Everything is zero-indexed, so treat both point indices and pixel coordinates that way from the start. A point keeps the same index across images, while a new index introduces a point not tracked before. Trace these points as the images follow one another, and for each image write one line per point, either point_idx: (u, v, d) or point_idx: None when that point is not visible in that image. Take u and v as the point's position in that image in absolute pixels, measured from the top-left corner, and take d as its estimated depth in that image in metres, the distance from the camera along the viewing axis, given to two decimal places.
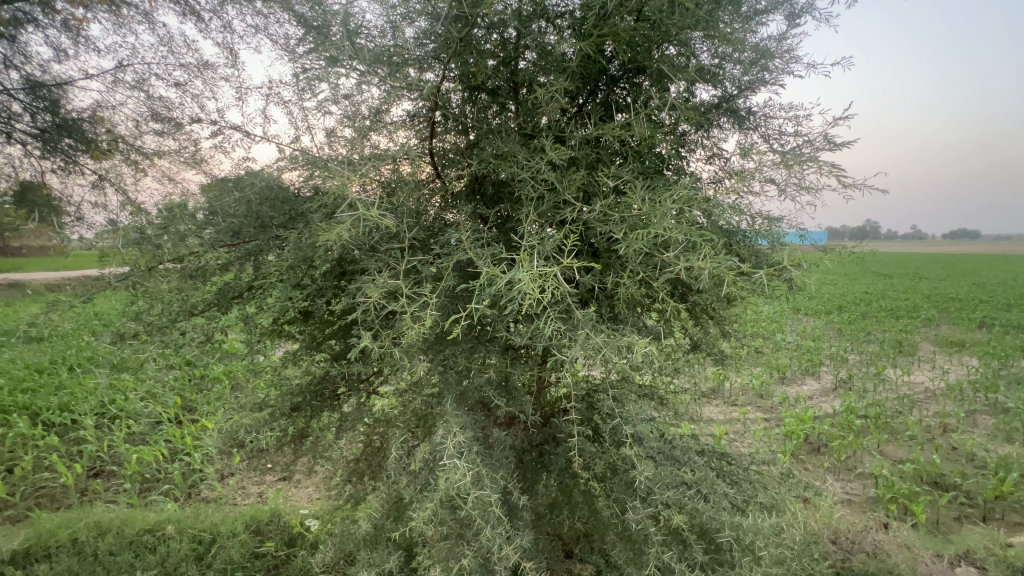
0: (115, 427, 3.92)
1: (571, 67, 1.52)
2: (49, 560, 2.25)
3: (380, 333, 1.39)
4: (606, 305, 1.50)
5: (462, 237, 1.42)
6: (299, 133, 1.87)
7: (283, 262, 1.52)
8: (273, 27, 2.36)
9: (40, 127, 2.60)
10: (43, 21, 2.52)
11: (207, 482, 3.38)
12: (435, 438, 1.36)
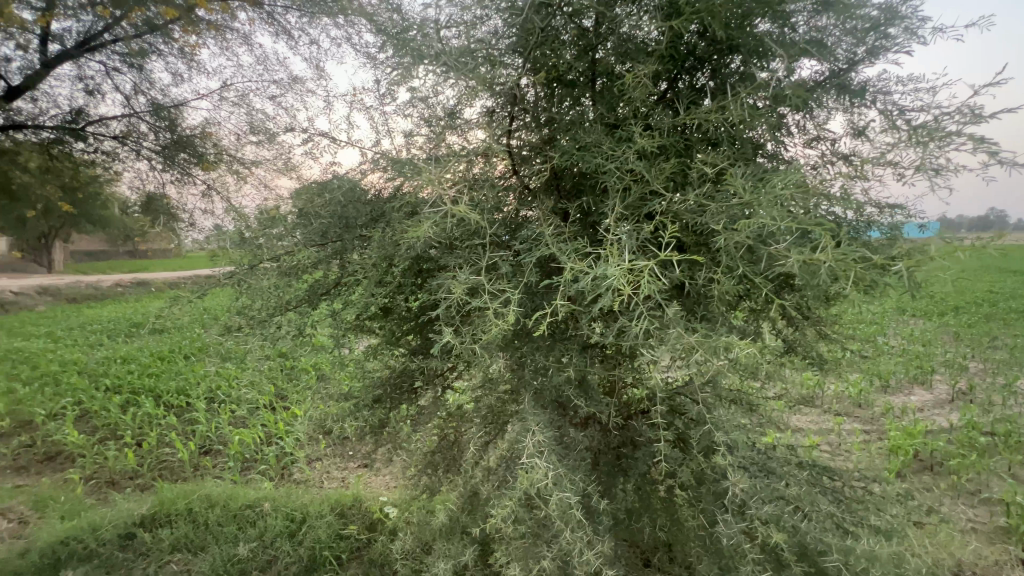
0: (221, 411, 4.37)
1: (659, 51, 1.48)
2: (170, 526, 2.54)
3: (460, 328, 1.41)
4: (697, 302, 1.42)
5: (544, 231, 1.41)
6: (379, 137, 1.95)
7: (367, 260, 1.59)
8: (358, 36, 2.49)
9: (162, 146, 2.95)
10: (164, 50, 2.84)
11: (298, 465, 3.67)
12: (513, 436, 1.36)
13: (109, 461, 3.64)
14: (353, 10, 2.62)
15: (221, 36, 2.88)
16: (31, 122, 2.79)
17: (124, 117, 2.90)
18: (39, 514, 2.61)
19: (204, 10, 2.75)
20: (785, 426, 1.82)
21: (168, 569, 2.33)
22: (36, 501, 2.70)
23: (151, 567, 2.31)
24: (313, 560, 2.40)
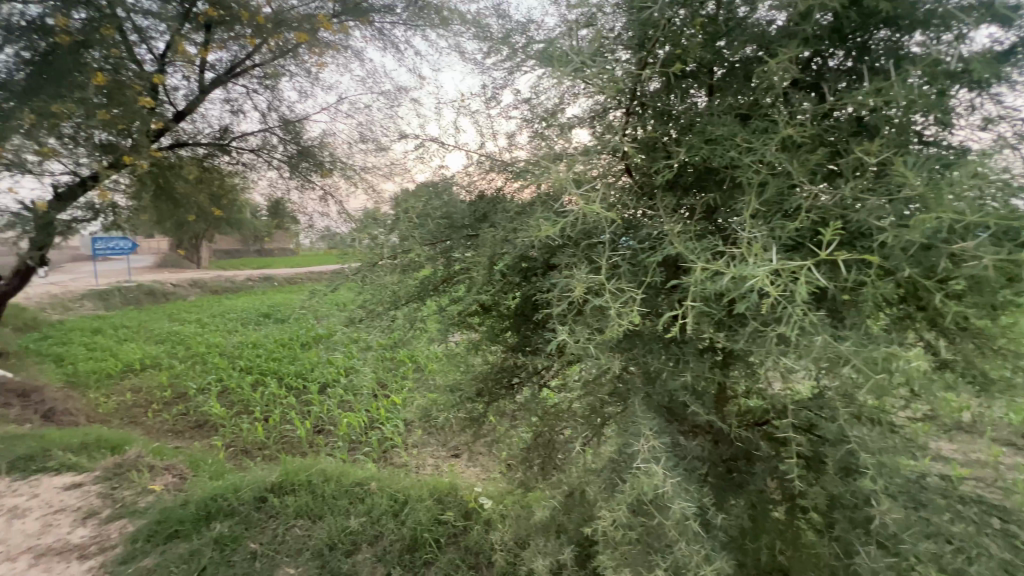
0: (331, 396, 4.82)
1: (803, 32, 1.36)
2: (293, 494, 2.81)
3: (576, 328, 1.40)
4: (843, 307, 1.30)
5: (671, 228, 1.35)
6: (485, 140, 2.02)
7: (478, 258, 1.64)
8: (464, 44, 2.61)
9: (287, 150, 4.26)
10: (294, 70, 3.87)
11: (397, 451, 3.93)
12: (626, 440, 1.35)
13: (244, 432, 4.16)
14: (459, 19, 2.75)
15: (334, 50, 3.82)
16: (193, 139, 4.35)
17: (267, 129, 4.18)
18: (192, 479, 3.10)
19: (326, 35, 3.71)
20: (939, 453, 1.60)
21: (293, 532, 2.59)
22: (189, 463, 3.37)
23: (279, 528, 2.60)
24: (415, 540, 2.54)
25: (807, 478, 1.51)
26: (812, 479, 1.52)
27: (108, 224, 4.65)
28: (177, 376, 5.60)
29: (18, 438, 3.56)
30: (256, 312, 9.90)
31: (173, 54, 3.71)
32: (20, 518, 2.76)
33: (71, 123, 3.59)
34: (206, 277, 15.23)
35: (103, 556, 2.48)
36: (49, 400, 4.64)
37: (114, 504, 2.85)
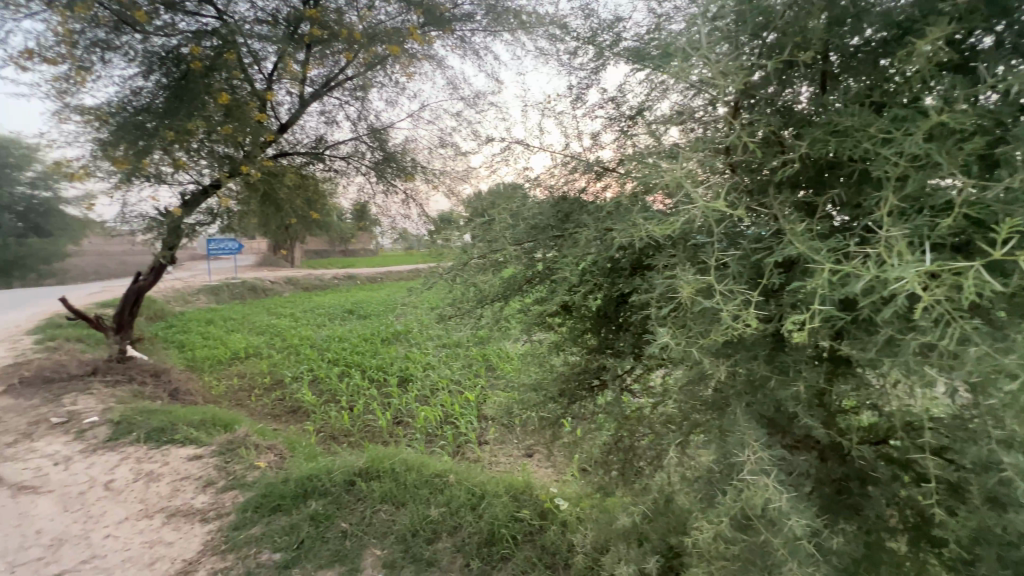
0: (410, 389, 5.07)
1: (948, 11, 1.23)
2: (378, 479, 2.99)
3: (679, 330, 1.34)
4: (999, 315, 1.15)
5: (790, 226, 1.26)
6: (572, 141, 2.03)
7: (570, 257, 1.61)
8: (548, 47, 2.64)
9: (374, 156, 4.61)
10: (381, 79, 4.27)
11: (469, 446, 4.04)
12: (730, 450, 1.30)
13: (332, 419, 4.48)
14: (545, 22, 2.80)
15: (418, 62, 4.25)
16: (294, 149, 4.83)
17: (356, 138, 4.55)
18: (291, 459, 3.40)
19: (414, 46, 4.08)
20: None
21: (379, 515, 2.74)
22: (287, 444, 3.70)
23: (366, 510, 2.77)
24: (492, 534, 2.59)
25: (938, 506, 1.37)
26: (945, 507, 1.38)
27: (223, 227, 5.24)
28: (274, 365, 6.16)
29: (152, 412, 4.10)
30: (339, 308, 10.63)
31: (282, 72, 4.14)
32: (154, 482, 3.17)
33: (199, 139, 4.10)
34: (296, 275, 16.58)
35: (219, 521, 2.78)
36: (173, 381, 5.30)
37: (227, 476, 3.19)
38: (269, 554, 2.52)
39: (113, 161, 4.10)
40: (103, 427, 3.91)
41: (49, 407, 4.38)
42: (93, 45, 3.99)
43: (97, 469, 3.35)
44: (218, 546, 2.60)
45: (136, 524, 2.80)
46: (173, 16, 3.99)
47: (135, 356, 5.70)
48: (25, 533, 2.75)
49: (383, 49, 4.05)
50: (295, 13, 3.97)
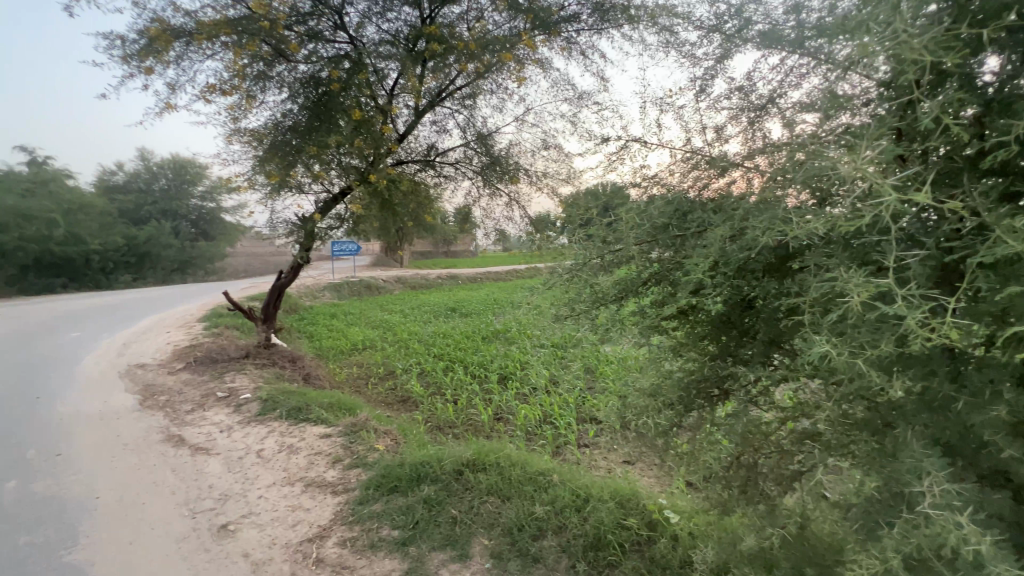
0: (510, 387, 5.20)
1: None
2: (484, 471, 3.11)
3: (845, 336, 1.25)
4: None
5: (999, 222, 1.10)
6: (697, 137, 1.95)
7: (703, 255, 1.55)
8: (668, 39, 2.56)
9: (480, 160, 4.96)
10: (490, 83, 4.64)
11: (568, 447, 4.04)
12: (902, 475, 1.24)
13: (438, 411, 4.72)
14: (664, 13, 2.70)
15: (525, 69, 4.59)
16: (410, 157, 5.28)
17: (465, 144, 4.91)
18: (405, 444, 3.68)
19: (521, 51, 4.42)
20: None
21: (486, 506, 2.84)
22: (399, 430, 4.03)
23: (475, 500, 2.89)
24: (598, 538, 2.56)
25: None
26: None
27: (348, 231, 5.82)
28: (387, 357, 6.71)
29: (290, 393, 4.70)
30: (441, 306, 11.26)
31: (404, 86, 4.57)
32: (294, 454, 3.63)
33: (332, 152, 4.71)
34: (404, 275, 17.91)
35: (347, 494, 3.10)
36: (306, 367, 6.02)
37: (352, 454, 3.54)
38: (389, 530, 2.73)
39: (266, 174, 4.87)
40: (254, 403, 4.56)
41: (214, 384, 5.20)
42: (253, 78, 4.63)
43: (251, 439, 3.91)
44: (346, 516, 2.88)
45: (281, 489, 3.21)
46: (314, 46, 4.67)
47: (276, 344, 6.55)
48: (201, 486, 3.29)
49: (495, 56, 4.37)
50: (414, 31, 4.49)
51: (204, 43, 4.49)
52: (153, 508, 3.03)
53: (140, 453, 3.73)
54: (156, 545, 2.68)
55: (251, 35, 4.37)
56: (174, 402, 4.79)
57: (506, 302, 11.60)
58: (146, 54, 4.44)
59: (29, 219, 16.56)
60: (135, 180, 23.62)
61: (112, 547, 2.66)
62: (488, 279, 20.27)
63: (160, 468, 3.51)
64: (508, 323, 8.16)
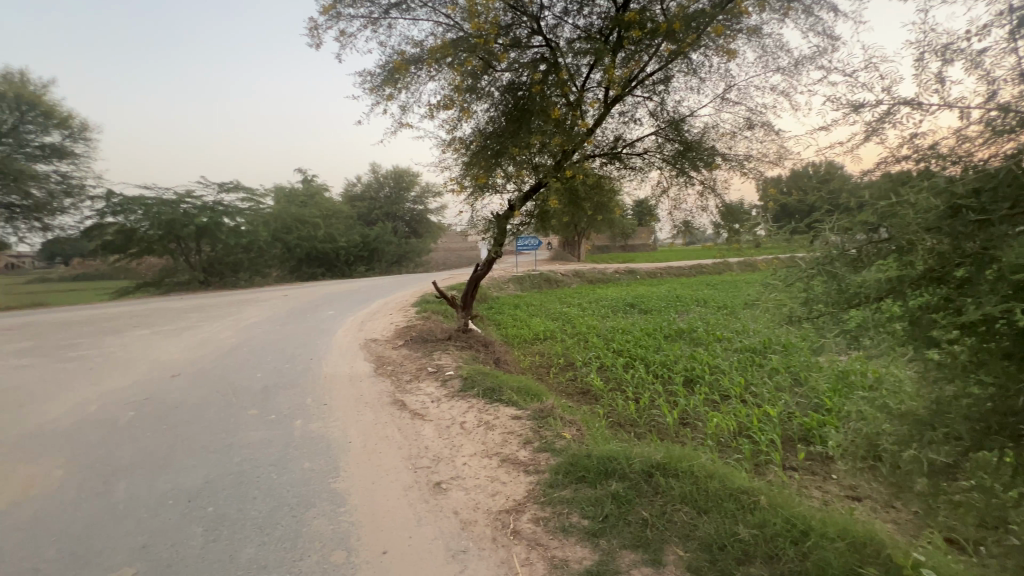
0: (698, 391, 4.86)
1: None
2: (676, 478, 2.98)
3: None
4: None
5: None
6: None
7: None
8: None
9: (672, 147, 5.39)
10: (693, 61, 4.94)
11: (772, 467, 3.54)
12: None
13: (620, 407, 4.67)
14: None
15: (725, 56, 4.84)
16: (599, 150, 5.48)
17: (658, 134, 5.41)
18: (591, 436, 3.79)
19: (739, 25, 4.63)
20: None
21: (680, 515, 2.70)
22: (583, 422, 4.16)
23: (666, 506, 2.77)
24: None
25: None
26: None
27: (535, 228, 6.14)
28: (567, 349, 6.91)
29: (486, 374, 5.25)
30: (619, 302, 11.08)
31: (606, 78, 4.83)
32: (491, 430, 4.03)
33: (530, 152, 5.15)
34: (581, 269, 18.14)
35: (538, 475, 3.31)
36: (497, 352, 6.62)
37: (541, 439, 3.78)
38: (579, 519, 2.80)
39: (472, 176, 5.45)
40: (457, 380, 5.21)
41: (426, 360, 6.11)
42: (469, 91, 5.20)
43: (455, 411, 4.47)
44: (538, 496, 3.06)
45: (481, 460, 3.58)
46: (515, 54, 5.19)
47: (472, 330, 7.31)
48: (419, 446, 3.89)
49: (708, 30, 4.60)
50: (613, 22, 4.82)
51: (432, 66, 5.24)
52: (386, 458, 3.69)
53: (377, 411, 4.61)
54: (392, 489, 3.26)
55: (469, 52, 5.00)
56: (397, 372, 5.80)
57: (689, 300, 10.79)
58: (388, 83, 5.41)
59: (301, 223, 22.41)
60: (368, 191, 29.44)
61: (361, 484, 3.32)
62: (668, 275, 19.13)
63: (391, 425, 4.27)
64: (692, 324, 7.60)
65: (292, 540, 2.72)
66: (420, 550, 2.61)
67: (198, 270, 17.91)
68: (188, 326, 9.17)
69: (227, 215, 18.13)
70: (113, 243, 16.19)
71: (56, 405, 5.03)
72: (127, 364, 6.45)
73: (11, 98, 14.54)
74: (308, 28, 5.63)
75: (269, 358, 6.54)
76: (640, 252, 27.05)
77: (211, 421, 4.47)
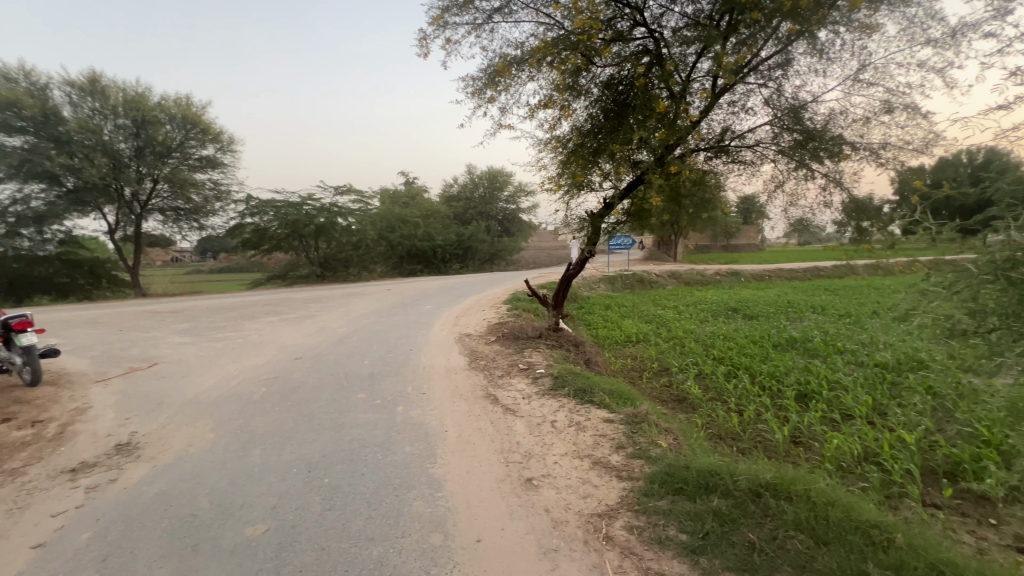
0: (813, 408, 4.39)
1: None
2: (790, 502, 2.72)
3: None
4: None
5: None
6: None
7: None
8: None
9: (792, 137, 5.46)
10: (823, 42, 4.69)
11: (908, 502, 3.08)
12: None
13: (721, 419, 4.36)
14: None
15: (859, 31, 4.43)
16: (706, 144, 5.24)
17: (776, 124, 5.54)
18: (689, 447, 3.59)
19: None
20: None
21: (793, 543, 2.46)
22: (680, 431, 3.96)
23: (777, 531, 2.54)
24: None
25: None
26: None
27: (631, 227, 5.96)
28: (662, 353, 6.61)
29: (577, 374, 5.22)
30: (720, 306, 10.34)
31: (719, 68, 4.60)
32: (582, 431, 3.99)
33: (630, 148, 5.03)
34: (678, 270, 17.23)
35: (631, 482, 3.21)
36: (587, 352, 6.55)
37: (634, 445, 3.67)
38: (676, 532, 2.67)
39: (569, 175, 5.44)
40: (547, 378, 5.23)
41: (517, 357, 6.21)
42: (570, 89, 5.19)
43: (546, 409, 4.50)
44: (632, 504, 2.97)
45: (572, 461, 3.55)
46: (618, 47, 5.10)
47: (563, 329, 7.29)
48: (511, 440, 3.98)
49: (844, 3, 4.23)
50: (728, 6, 4.59)
51: (533, 65, 5.30)
52: (480, 449, 3.84)
53: (471, 403, 4.79)
54: (485, 480, 3.37)
55: (571, 49, 4.99)
56: (490, 367, 5.98)
57: (802, 306, 9.76)
58: (490, 86, 5.57)
59: (403, 222, 24.00)
60: (464, 191, 30.66)
61: (457, 472, 3.48)
62: (778, 278, 17.48)
63: (484, 418, 4.42)
64: (805, 333, 6.87)
65: (396, 517, 2.93)
66: (512, 543, 2.67)
67: (317, 265, 19.99)
68: (308, 315, 10.26)
69: (341, 215, 20.01)
70: (251, 240, 18.67)
71: (207, 378, 5.91)
72: (260, 347, 7.40)
73: (179, 118, 17.11)
74: (418, 38, 6.00)
75: (375, 348, 7.10)
76: (745, 252, 25.04)
77: (326, 401, 4.97)
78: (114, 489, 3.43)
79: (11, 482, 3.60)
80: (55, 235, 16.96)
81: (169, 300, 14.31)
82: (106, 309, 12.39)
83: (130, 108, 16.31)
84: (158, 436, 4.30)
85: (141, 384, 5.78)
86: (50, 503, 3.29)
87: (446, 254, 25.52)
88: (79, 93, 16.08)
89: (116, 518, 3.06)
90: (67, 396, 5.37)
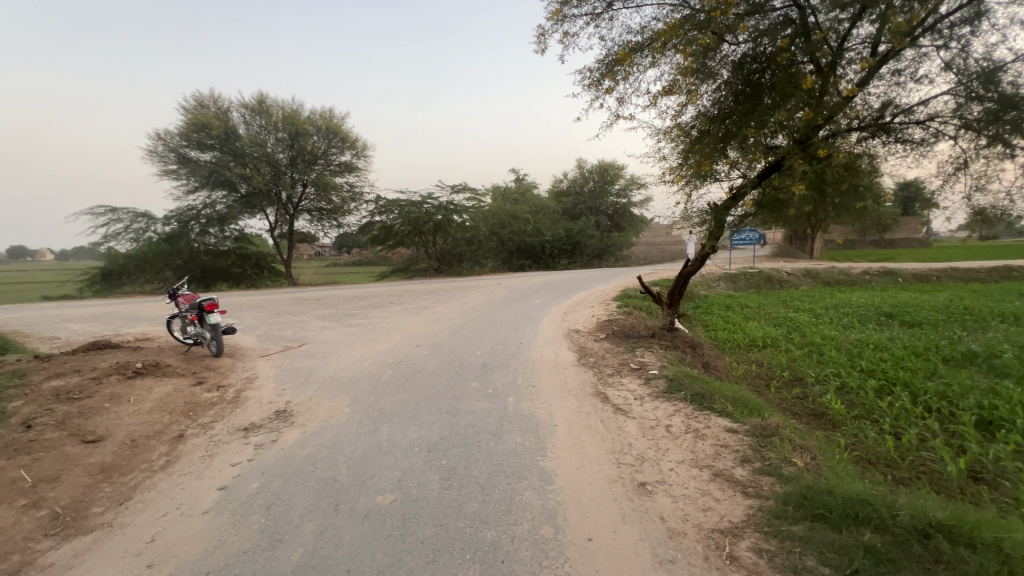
0: (1002, 438, 3.59)
1: None
2: (973, 551, 2.28)
3: None
4: None
5: None
6: None
7: None
8: None
9: (982, 107, 4.59)
10: None
11: None
12: None
13: (871, 440, 3.78)
14: None
15: None
16: (863, 122, 4.65)
17: (961, 91, 4.67)
18: (831, 469, 3.17)
19: None
20: None
21: None
22: (819, 449, 3.51)
23: None
24: None
25: None
26: None
27: (761, 220, 5.41)
28: (794, 361, 5.91)
29: (694, 378, 4.91)
30: (870, 310, 8.95)
31: (886, 33, 4.05)
32: (701, 439, 3.73)
33: (767, 132, 4.58)
34: (815, 269, 15.26)
35: (759, 501, 2.92)
36: (705, 355, 6.10)
37: (763, 460, 3.34)
38: (815, 564, 2.37)
39: (692, 165, 5.11)
40: (662, 380, 5.00)
41: (628, 356, 6.02)
42: (697, 72, 4.85)
43: (660, 412, 4.30)
44: (760, 524, 2.71)
45: (690, 470, 3.34)
46: (755, 20, 4.67)
47: (678, 329, 6.90)
48: (622, 441, 3.87)
49: None
50: None
51: (658, 50, 5.01)
52: (590, 447, 3.79)
53: (581, 400, 4.76)
54: (596, 479, 3.33)
55: (700, 29, 4.63)
56: (599, 364, 5.87)
57: (986, 314, 8.00)
58: (608, 76, 5.43)
59: (514, 218, 24.61)
60: (573, 187, 30.53)
61: (568, 468, 3.48)
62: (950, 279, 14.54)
63: (594, 416, 4.36)
64: (991, 347, 5.62)
65: (508, 504, 3.03)
66: (624, 547, 2.60)
67: (434, 260, 21.37)
68: (427, 306, 11.06)
69: (457, 213, 21.15)
70: (379, 236, 20.58)
71: (344, 359, 6.68)
72: (388, 333, 8.18)
73: (325, 129, 19.53)
74: (538, 35, 6.08)
75: (487, 339, 7.41)
76: (906, 249, 21.22)
77: (444, 387, 5.31)
78: (274, 449, 4.04)
79: (203, 433, 4.44)
80: (233, 233, 20.47)
81: (313, 289, 16.42)
82: (267, 295, 14.61)
83: (288, 124, 19.01)
84: (307, 407, 4.97)
85: (294, 360, 6.73)
86: (229, 454, 4.00)
87: (555, 250, 25.61)
88: (251, 113, 19.17)
89: (276, 473, 3.60)
90: (241, 367, 6.46)
